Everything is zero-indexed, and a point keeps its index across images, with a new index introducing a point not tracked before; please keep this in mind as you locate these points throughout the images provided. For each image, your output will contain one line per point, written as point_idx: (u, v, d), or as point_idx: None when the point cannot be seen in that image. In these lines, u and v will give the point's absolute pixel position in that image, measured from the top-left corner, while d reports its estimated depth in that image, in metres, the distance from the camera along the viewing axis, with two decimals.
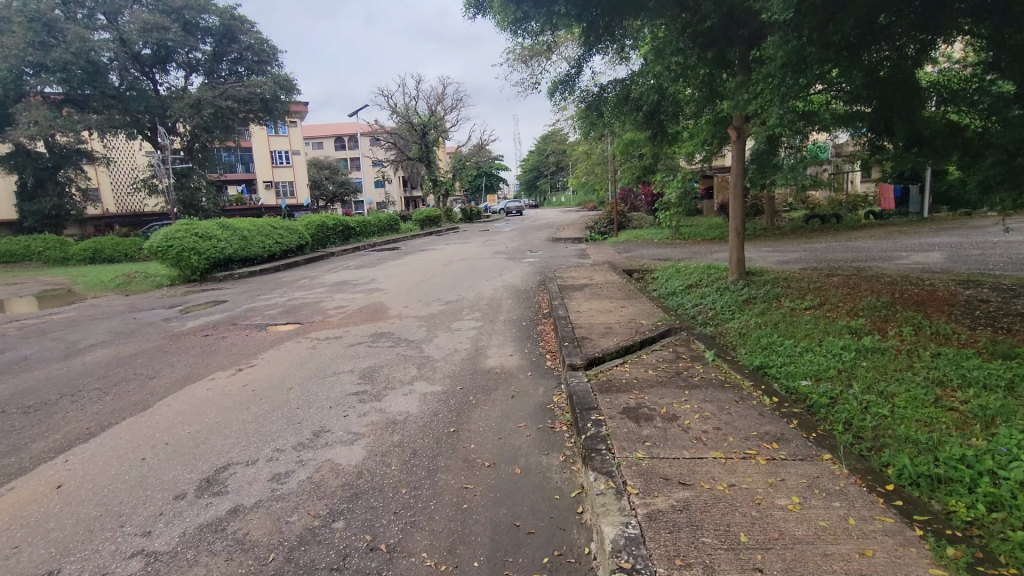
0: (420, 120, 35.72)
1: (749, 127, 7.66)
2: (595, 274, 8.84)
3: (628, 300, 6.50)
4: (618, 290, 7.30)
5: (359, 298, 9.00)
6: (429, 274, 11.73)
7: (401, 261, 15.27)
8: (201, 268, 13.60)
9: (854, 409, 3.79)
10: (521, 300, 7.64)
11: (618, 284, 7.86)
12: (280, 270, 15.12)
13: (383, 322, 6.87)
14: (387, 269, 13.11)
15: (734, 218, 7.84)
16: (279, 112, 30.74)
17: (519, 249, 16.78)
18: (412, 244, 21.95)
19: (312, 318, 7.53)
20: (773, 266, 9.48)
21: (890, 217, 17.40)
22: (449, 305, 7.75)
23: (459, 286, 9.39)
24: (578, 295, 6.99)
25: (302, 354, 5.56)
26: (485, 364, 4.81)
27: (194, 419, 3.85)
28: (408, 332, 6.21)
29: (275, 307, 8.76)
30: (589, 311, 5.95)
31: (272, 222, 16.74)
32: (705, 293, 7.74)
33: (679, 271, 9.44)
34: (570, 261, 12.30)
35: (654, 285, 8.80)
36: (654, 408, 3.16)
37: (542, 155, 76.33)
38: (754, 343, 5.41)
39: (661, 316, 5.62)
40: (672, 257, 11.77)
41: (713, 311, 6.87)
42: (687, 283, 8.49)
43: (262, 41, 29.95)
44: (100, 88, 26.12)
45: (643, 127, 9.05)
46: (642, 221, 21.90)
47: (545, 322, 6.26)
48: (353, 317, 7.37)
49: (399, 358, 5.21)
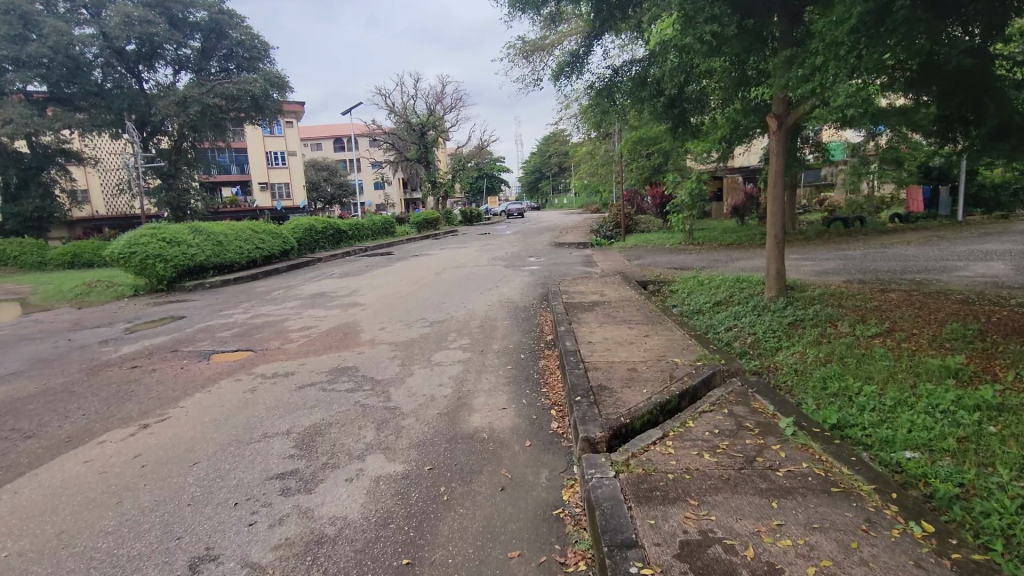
0: (419, 120, 34.50)
1: (791, 115, 6.38)
2: (607, 288, 7.57)
3: (653, 326, 5.24)
4: (639, 310, 6.05)
5: (332, 316, 7.76)
6: (418, 284, 10.49)
7: (392, 269, 13.99)
8: (168, 277, 12.39)
9: (1010, 511, 2.56)
10: (521, 322, 6.38)
11: (634, 301, 6.64)
12: (258, 278, 13.87)
13: (348, 353, 5.60)
14: (373, 279, 11.86)
15: (773, 221, 6.57)
16: (271, 110, 29.48)
17: (520, 254, 15.52)
18: (407, 248, 20.73)
19: (268, 344, 6.27)
20: (810, 277, 8.22)
21: (919, 219, 16.11)
22: (433, 327, 6.50)
23: (448, 301, 8.13)
24: (589, 317, 5.73)
25: (234, 402, 4.29)
26: (467, 425, 3.53)
27: (28, 530, 2.59)
28: (375, 369, 4.94)
29: (233, 326, 7.52)
30: (604, 342, 4.69)
31: (252, 226, 15.52)
32: (739, 312, 6.51)
33: (701, 283, 8.21)
34: (576, 270, 10.99)
35: (674, 302, 7.59)
36: (732, 551, 1.89)
37: (544, 156, 75.10)
38: (821, 388, 4.19)
39: (701, 349, 4.36)
40: (689, 266, 10.50)
41: (754, 338, 5.65)
42: (715, 297, 7.26)
43: (253, 37, 28.70)
44: (82, 85, 25.00)
45: (663, 116, 7.75)
46: (650, 224, 20.70)
47: (551, 354, 4.99)
48: (317, 343, 6.09)
49: (354, 410, 3.95)
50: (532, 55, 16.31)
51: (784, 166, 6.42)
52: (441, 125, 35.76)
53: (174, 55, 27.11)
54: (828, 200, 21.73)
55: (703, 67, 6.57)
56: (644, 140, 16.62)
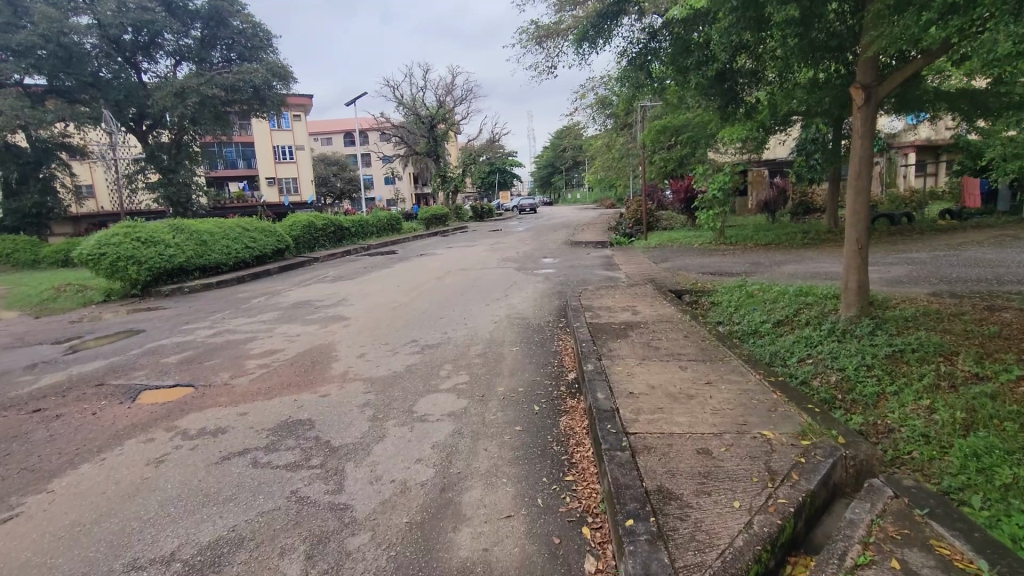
0: (428, 112, 33.17)
1: (884, 85, 4.93)
2: (640, 303, 6.19)
3: (713, 364, 3.87)
4: (685, 336, 4.70)
5: (306, 335, 6.47)
6: (416, 292, 9.17)
7: (392, 271, 12.69)
8: (143, 280, 11.23)
9: None
10: (535, 352, 5.04)
11: (676, 322, 5.30)
12: (245, 281, 12.64)
13: (307, 396, 4.27)
14: (369, 283, 10.58)
15: (855, 225, 5.17)
16: (274, 102, 28.13)
17: (533, 254, 14.16)
18: (412, 247, 19.43)
19: (215, 377, 4.97)
20: (884, 288, 6.79)
21: (974, 216, 14.56)
22: (423, 356, 5.16)
23: (444, 317, 6.79)
24: (623, 348, 4.36)
25: (122, 487, 2.99)
26: (447, 559, 2.20)
27: None
28: (335, 426, 3.62)
29: (188, 347, 6.27)
30: (651, 396, 3.32)
31: (242, 223, 14.31)
32: (812, 338, 5.12)
33: (752, 296, 6.82)
34: (596, 276, 9.59)
35: (721, 320, 6.24)
36: None
37: (557, 152, 73.52)
38: (979, 474, 2.85)
39: (798, 413, 2.98)
40: (728, 271, 9.14)
41: (842, 379, 4.29)
42: (774, 314, 5.94)
43: (255, 25, 27.31)
44: (77, 76, 23.85)
45: (708, 92, 6.34)
46: (673, 221, 19.28)
47: (576, 406, 3.64)
48: (275, 378, 4.79)
49: (286, 511, 2.64)
50: (545, 41, 14.82)
51: (871, 155, 5.01)
52: (452, 117, 34.39)
53: (173, 44, 25.90)
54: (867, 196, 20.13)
55: (767, 25, 5.16)
56: (669, 128, 15.12)
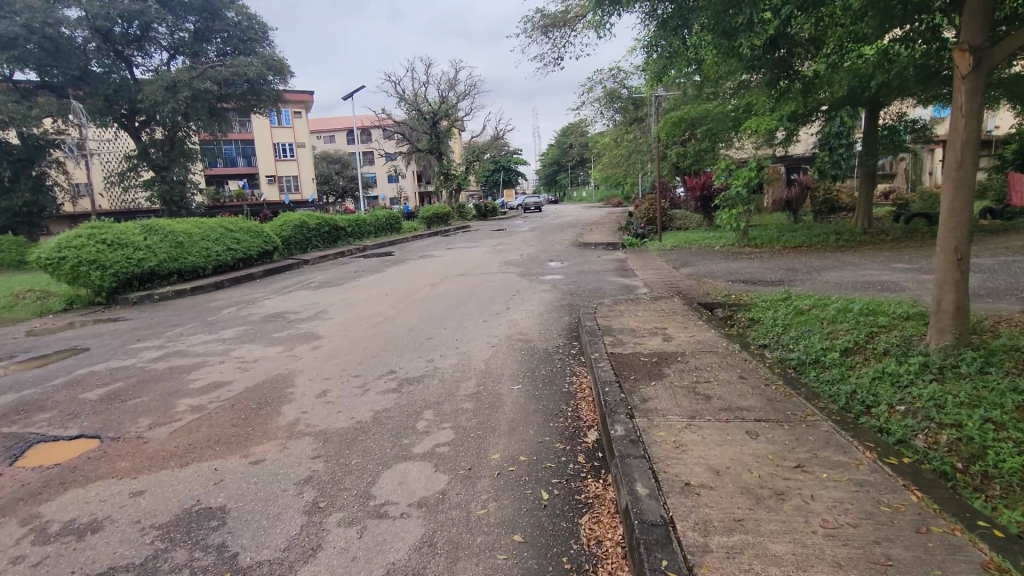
0: (430, 108, 31.98)
1: (1001, 47, 3.76)
2: (671, 324, 5.02)
3: (794, 430, 2.74)
4: (741, 375, 3.58)
5: (265, 360, 5.36)
6: (406, 302, 8.05)
7: (383, 276, 11.58)
8: (108, 287, 10.13)
9: None
10: (543, 394, 3.91)
11: (721, 351, 4.16)
12: (224, 287, 11.55)
13: (233, 462, 3.15)
14: (356, 291, 9.46)
15: (953, 229, 4.02)
16: (271, 96, 26.86)
17: (539, 257, 13.02)
18: (410, 248, 18.32)
19: (132, 424, 3.85)
20: (963, 305, 5.60)
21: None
22: (399, 396, 4.05)
23: (434, 339, 5.67)
24: (662, 398, 3.23)
25: None
26: None
27: None
28: (254, 525, 2.50)
29: (122, 376, 5.15)
30: (721, 495, 2.20)
31: (225, 223, 13.21)
32: (901, 375, 3.98)
33: (804, 314, 5.66)
34: (611, 284, 8.46)
35: (771, 345, 5.10)
36: None
37: (562, 150, 72.47)
38: None
39: (966, 539, 1.86)
40: (763, 279, 7.99)
41: (961, 442, 3.15)
42: (839, 337, 4.81)
43: (250, 17, 25.94)
44: (64, 69, 22.42)
45: (752, 65, 5.24)
46: (688, 220, 18.10)
47: (601, 495, 2.52)
48: (204, 430, 3.66)
49: None
50: (552, 31, 13.10)
51: (979, 140, 3.84)
52: (455, 113, 33.27)
53: (167, 37, 24.70)
54: (894, 194, 18.92)
55: None
56: (688, 120, 13.92)
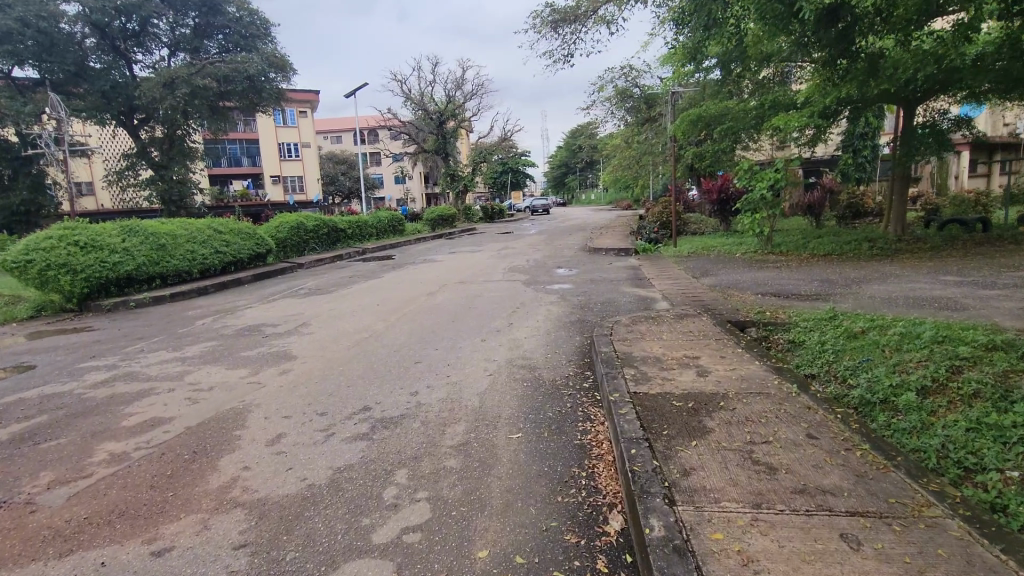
0: (436, 108, 31.28)
1: None
2: (705, 352, 4.18)
3: (912, 538, 1.89)
4: (809, 433, 2.72)
5: (221, 388, 4.55)
6: (398, 313, 7.24)
7: (377, 282, 10.80)
8: (80, 293, 9.39)
9: None
10: (549, 448, 3.07)
11: (774, 391, 3.31)
12: (209, 293, 10.78)
13: (130, 551, 2.35)
14: (345, 300, 8.67)
15: None
16: (273, 94, 26.12)
17: (546, 263, 12.21)
18: (412, 251, 17.53)
19: (30, 481, 3.05)
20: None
21: None
22: (368, 448, 3.22)
23: (422, 363, 4.86)
24: (711, 471, 2.38)
25: None
26: None
27: None
28: None
29: (51, 407, 4.34)
30: None
31: (213, 223, 12.47)
32: (1008, 427, 3.10)
33: (858, 338, 4.82)
34: (627, 296, 7.65)
35: (822, 379, 4.25)
36: None
37: (571, 152, 71.84)
38: None
39: None
40: (798, 293, 7.16)
41: None
42: (911, 371, 3.95)
43: (252, 14, 25.10)
44: (59, 64, 21.72)
45: (803, 38, 4.40)
46: (704, 225, 17.27)
47: None
48: (114, 493, 2.83)
49: None
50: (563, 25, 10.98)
51: None
52: (462, 113, 32.56)
53: (167, 32, 23.85)
54: (920, 199, 18.02)
55: None
56: (707, 117, 13.12)
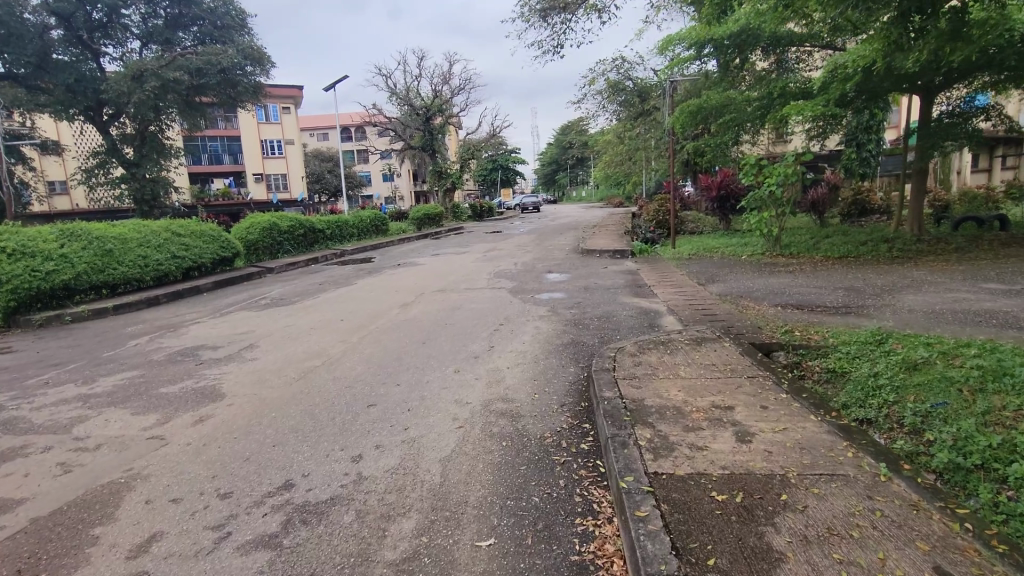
0: (422, 103, 30.15)
1: None
2: (741, 398, 3.19)
3: None
4: (938, 569, 1.74)
5: (113, 447, 3.49)
6: (361, 332, 6.20)
7: (349, 290, 9.75)
8: (6, 307, 8.25)
9: None
10: (534, 570, 2.08)
11: (850, 473, 2.32)
12: (161, 304, 9.67)
13: None
14: (306, 314, 7.60)
15: None
16: (251, 89, 24.62)
17: (536, 267, 11.21)
18: (394, 253, 16.48)
19: None
20: None
21: None
22: (268, 568, 2.19)
23: (377, 407, 3.84)
24: None
25: None
26: None
27: None
28: None
29: None
30: None
31: (169, 226, 11.32)
32: None
33: (922, 370, 3.84)
34: (628, 308, 6.66)
35: (889, 431, 3.28)
36: None
37: (562, 149, 70.95)
38: None
39: None
40: (823, 304, 6.22)
41: None
42: (1013, 427, 2.98)
43: (226, 3, 23.54)
44: (17, 55, 19.91)
45: None
46: (703, 223, 16.33)
47: None
48: None
49: None
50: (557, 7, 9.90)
51: None
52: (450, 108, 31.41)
53: (138, 24, 22.46)
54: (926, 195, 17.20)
55: None
56: (711, 108, 12.10)
